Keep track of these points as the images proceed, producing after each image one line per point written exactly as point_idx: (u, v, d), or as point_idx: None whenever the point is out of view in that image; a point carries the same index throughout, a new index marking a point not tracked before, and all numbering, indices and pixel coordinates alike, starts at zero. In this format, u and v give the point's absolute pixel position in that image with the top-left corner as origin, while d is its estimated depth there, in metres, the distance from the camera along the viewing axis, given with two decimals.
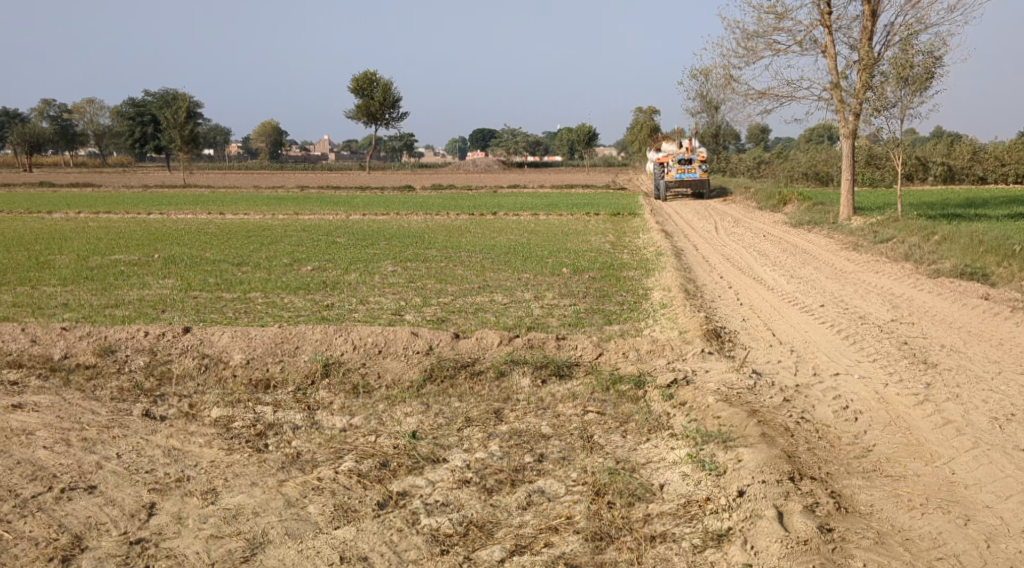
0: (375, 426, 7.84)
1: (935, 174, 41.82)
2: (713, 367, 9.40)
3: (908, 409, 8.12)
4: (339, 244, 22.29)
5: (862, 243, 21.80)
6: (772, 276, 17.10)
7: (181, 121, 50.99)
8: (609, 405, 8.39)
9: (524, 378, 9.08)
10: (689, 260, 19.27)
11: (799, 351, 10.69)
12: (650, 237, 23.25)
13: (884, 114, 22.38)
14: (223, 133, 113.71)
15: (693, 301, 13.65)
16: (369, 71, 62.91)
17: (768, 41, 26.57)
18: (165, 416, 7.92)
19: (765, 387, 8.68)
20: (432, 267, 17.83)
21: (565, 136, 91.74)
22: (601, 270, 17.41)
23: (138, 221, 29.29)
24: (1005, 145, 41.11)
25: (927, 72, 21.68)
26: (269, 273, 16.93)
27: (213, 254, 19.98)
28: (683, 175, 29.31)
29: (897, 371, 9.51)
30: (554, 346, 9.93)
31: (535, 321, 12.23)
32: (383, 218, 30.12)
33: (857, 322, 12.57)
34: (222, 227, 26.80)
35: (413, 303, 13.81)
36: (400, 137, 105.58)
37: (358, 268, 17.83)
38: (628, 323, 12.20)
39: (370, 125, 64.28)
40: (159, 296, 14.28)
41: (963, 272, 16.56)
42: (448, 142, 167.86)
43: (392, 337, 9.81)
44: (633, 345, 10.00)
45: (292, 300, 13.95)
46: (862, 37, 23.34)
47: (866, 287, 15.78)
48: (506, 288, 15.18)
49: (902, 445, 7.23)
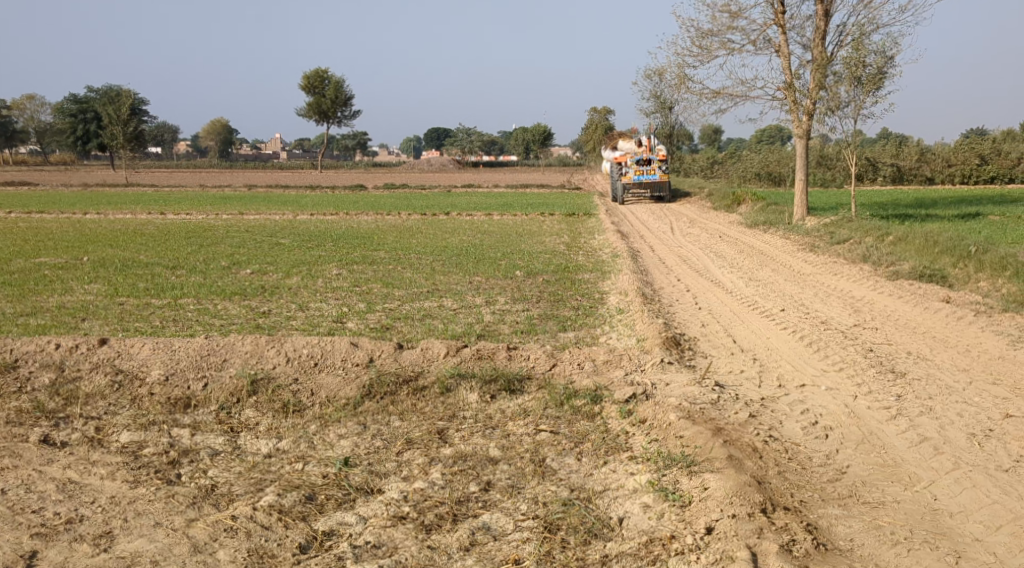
0: (304, 452, 7.18)
1: (885, 174, 41.90)
2: (673, 380, 8.76)
3: (880, 424, 7.57)
4: (283, 246, 21.32)
5: (817, 244, 21.47)
6: (729, 278, 16.65)
7: (124, 117, 49.31)
8: (563, 423, 7.74)
9: (471, 394, 8.42)
10: (645, 262, 18.76)
11: (762, 359, 10.18)
12: (604, 238, 22.70)
13: (837, 114, 22.07)
14: (170, 130, 111.16)
15: (650, 305, 13.08)
16: (321, 69, 61.72)
17: (722, 39, 26.22)
18: (66, 442, 7.26)
19: (730, 402, 8.07)
20: (378, 271, 17.04)
21: (519, 136, 91.11)
22: (555, 273, 16.79)
23: (74, 221, 28.05)
24: (952, 147, 41.29)
25: (881, 72, 21.39)
26: (203, 278, 16.02)
27: (148, 257, 18.96)
28: (641, 177, 28.82)
29: (865, 381, 8.99)
30: (505, 357, 9.29)
31: (485, 329, 11.54)
32: (330, 218, 29.21)
33: (819, 328, 12.06)
34: (160, 228, 25.64)
35: (357, 310, 13.01)
36: (353, 136, 104.45)
37: (301, 272, 16.98)
38: (583, 330, 11.59)
39: (321, 124, 63.04)
40: (81, 303, 13.34)
41: (922, 274, 16.19)
42: (402, 143, 167.07)
43: (329, 347, 9.16)
44: (588, 355, 9.39)
45: (226, 307, 13.10)
46: (815, 36, 23.03)
47: (826, 290, 15.34)
48: (456, 293, 14.47)
49: (878, 466, 6.68)
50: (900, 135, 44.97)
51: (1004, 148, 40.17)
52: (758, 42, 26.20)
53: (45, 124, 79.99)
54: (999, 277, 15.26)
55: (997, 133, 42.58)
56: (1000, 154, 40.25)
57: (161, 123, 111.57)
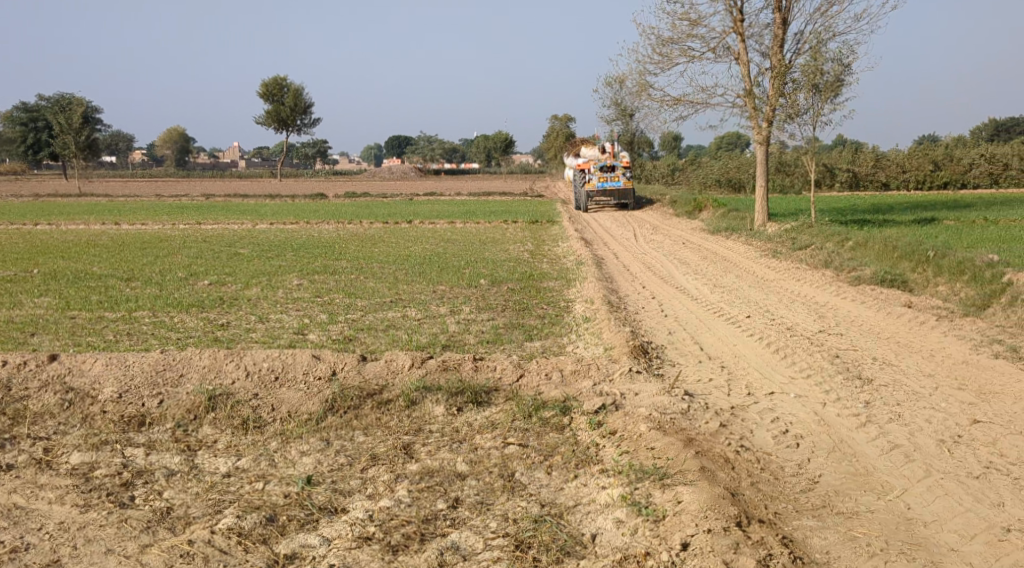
0: (265, 470, 6.99)
1: (841, 180, 42.36)
2: (642, 389, 8.65)
3: (850, 431, 7.52)
4: (242, 256, 20.95)
5: (780, 250, 21.58)
6: (694, 285, 16.65)
7: (78, 126, 48.41)
8: (531, 435, 7.60)
9: (437, 406, 8.25)
10: (609, 269, 18.71)
11: (730, 367, 10.13)
12: (567, 245, 22.66)
13: (796, 121, 22.29)
14: (127, 139, 109.53)
15: (616, 313, 13.00)
16: (279, 76, 61.18)
17: (682, 47, 26.35)
18: (13, 465, 7.14)
19: (700, 411, 7.97)
20: (340, 281, 16.80)
21: (480, 143, 91.00)
22: (519, 281, 16.67)
23: (25, 232, 27.41)
24: (906, 153, 41.97)
25: (838, 79, 21.58)
26: (160, 290, 15.67)
27: (102, 268, 18.54)
28: (606, 183, 28.70)
29: (833, 388, 8.95)
30: (471, 368, 9.13)
31: (451, 339, 11.38)
32: (290, 228, 28.85)
33: (785, 334, 12.03)
34: (115, 239, 25.14)
35: (318, 321, 12.78)
36: (313, 145, 103.66)
37: (260, 282, 16.69)
38: (549, 339, 11.48)
39: (281, 132, 62.46)
40: (31, 317, 12.98)
41: (883, 279, 16.23)
42: (363, 151, 166.16)
43: (290, 360, 8.99)
44: (556, 365, 9.27)
45: (184, 320, 12.80)
46: (773, 44, 23.20)
47: (789, 295, 15.38)
48: (419, 303, 14.28)
49: (851, 474, 6.62)
50: (855, 142, 45.54)
51: (956, 154, 40.76)
52: (717, 50, 26.36)
53: None
54: (958, 281, 15.39)
55: (950, 140, 43.32)
56: (953, 160, 40.83)
57: (116, 132, 109.92)
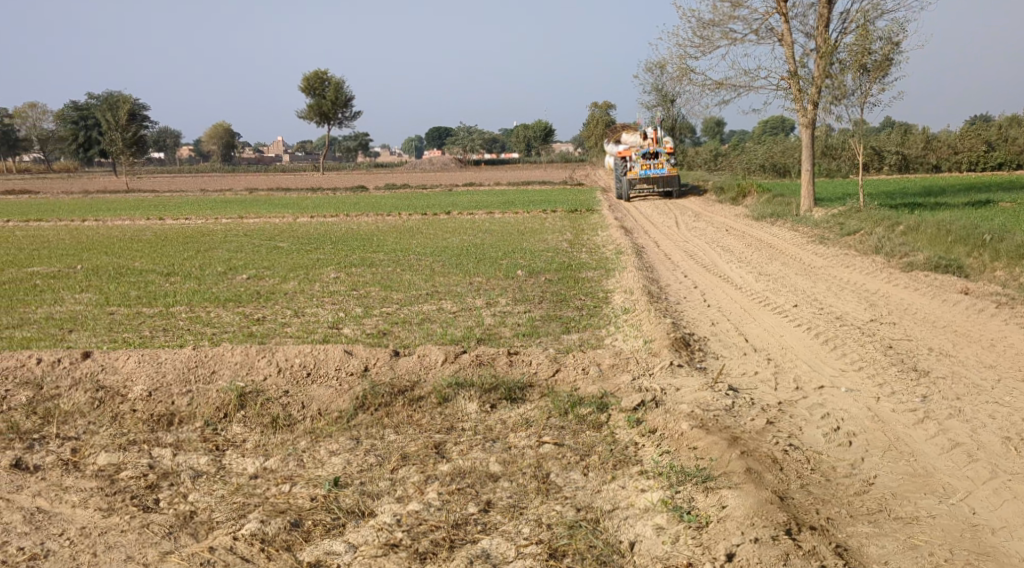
0: (293, 471, 6.75)
1: (890, 163, 41.33)
2: (684, 385, 8.30)
3: (907, 428, 7.09)
4: (280, 249, 20.88)
5: (827, 236, 20.97)
6: (738, 273, 16.18)
7: (123, 123, 48.96)
8: (567, 434, 7.29)
9: (470, 403, 7.97)
10: (650, 258, 18.29)
11: (777, 359, 9.72)
12: (608, 234, 22.24)
13: (843, 103, 21.64)
14: (172, 135, 110.95)
15: (657, 304, 12.62)
16: (320, 70, 61.32)
17: (724, 30, 25.74)
18: (40, 466, 6.89)
19: (745, 407, 7.59)
20: (377, 273, 16.60)
21: (521, 133, 90.70)
22: (558, 271, 16.34)
23: (71, 229, 27.66)
24: (957, 134, 40.81)
25: (886, 58, 20.86)
26: (198, 284, 15.59)
27: (142, 264, 18.57)
28: (648, 172, 27.98)
29: (887, 381, 8.51)
30: (506, 364, 8.85)
31: (486, 332, 11.09)
32: (331, 220, 28.77)
33: (835, 324, 11.56)
34: (157, 234, 25.25)
35: (353, 315, 12.59)
36: (355, 137, 104.20)
37: (298, 276, 16.55)
38: (587, 331, 11.14)
39: (323, 125, 62.64)
40: (69, 314, 12.94)
41: (937, 265, 15.63)
42: (405, 143, 166.92)
43: (322, 356, 8.78)
44: (593, 360, 8.95)
45: (219, 315, 12.66)
46: (818, 24, 22.51)
47: (838, 283, 14.84)
48: (456, 295, 14.01)
49: (908, 475, 6.21)
50: (903, 123, 44.42)
51: (1011, 134, 39.84)
52: (760, 32, 25.69)
53: (48, 131, 79.77)
54: (1017, 265, 14.76)
55: (1003, 120, 42.05)
56: (1007, 141, 39.95)
57: (162, 128, 111.40)
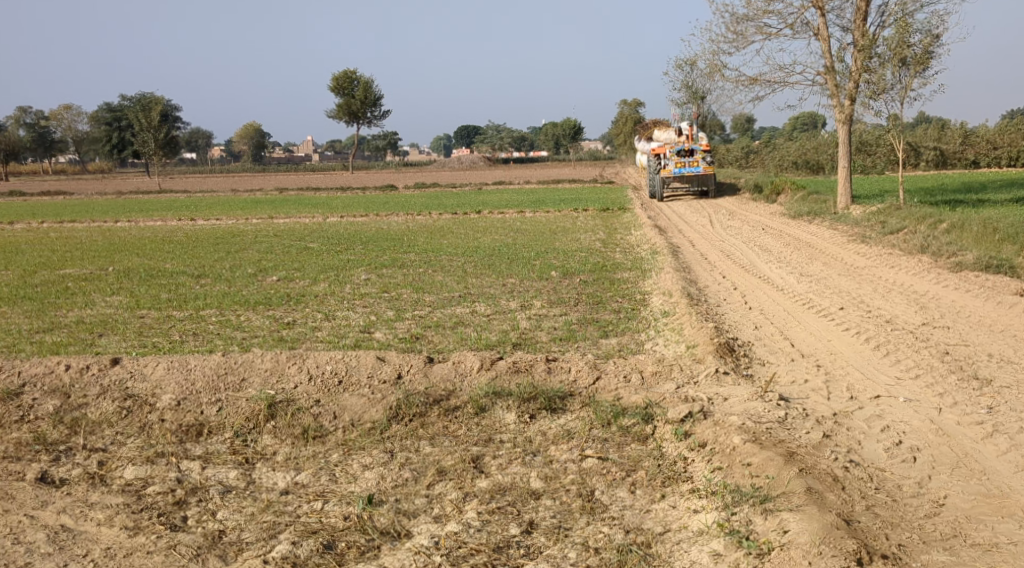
0: (325, 487, 6.43)
1: (927, 159, 40.43)
2: (732, 393, 7.91)
3: (975, 443, 6.71)
4: (311, 250, 20.65)
5: (869, 234, 20.43)
6: (778, 274, 15.71)
7: (155, 124, 49.09)
8: (611, 447, 6.93)
9: (508, 413, 7.64)
10: (687, 258, 17.84)
11: (827, 366, 9.30)
12: (642, 233, 21.81)
13: (881, 98, 20.97)
14: (204, 135, 111.61)
15: (697, 307, 12.21)
16: (349, 70, 61.25)
17: (758, 24, 25.19)
18: (65, 480, 6.58)
19: (798, 419, 7.19)
20: (408, 275, 16.32)
21: (549, 131, 90.19)
22: (593, 272, 15.96)
23: (103, 230, 27.63)
24: (996, 129, 39.95)
25: (927, 51, 20.24)
26: (228, 286, 15.39)
27: (172, 265, 18.45)
28: (684, 169, 27.18)
29: (949, 393, 8.08)
30: (544, 370, 8.50)
31: (522, 336, 10.76)
32: (361, 220, 28.57)
33: (885, 327, 11.11)
34: (189, 235, 25.17)
35: (385, 318, 12.31)
36: (383, 136, 104.29)
37: (328, 278, 16.30)
38: (626, 335, 10.77)
39: (352, 125, 62.62)
40: (99, 318, 12.76)
41: (987, 265, 15.10)
42: (434, 141, 167.40)
43: (355, 363, 8.51)
44: (635, 367, 8.59)
45: (250, 319, 12.42)
46: (855, 17, 21.91)
47: (885, 284, 14.34)
48: (489, 297, 13.69)
49: (983, 495, 5.86)
50: (939, 118, 43.54)
51: None
52: (796, 26, 25.12)
53: (82, 133, 80.40)
54: None
55: None
56: None
57: (194, 129, 112.20)
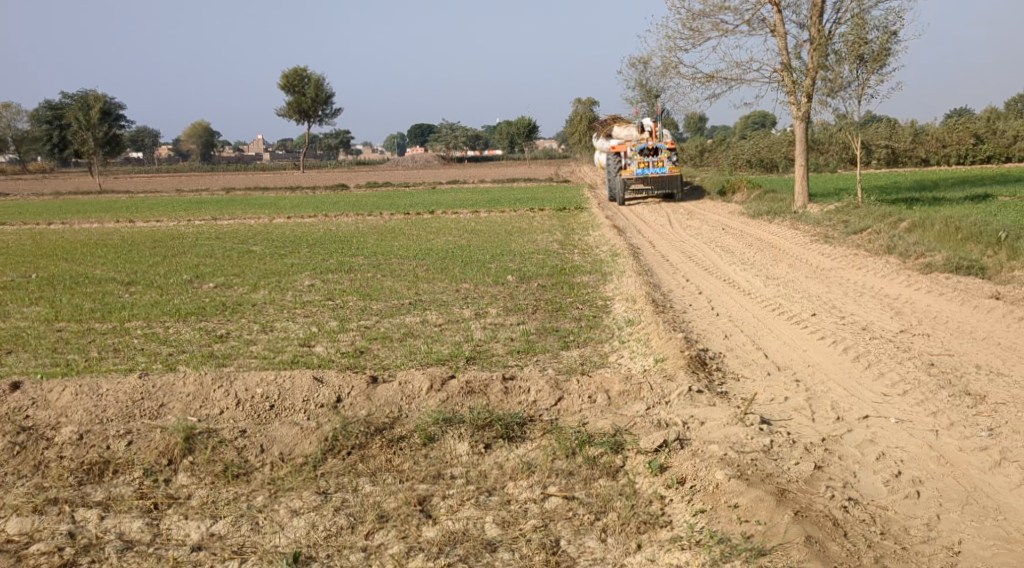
0: (245, 540, 5.57)
1: (878, 157, 40.20)
2: (710, 416, 7.12)
3: (983, 473, 6.02)
4: (253, 254, 19.51)
5: (831, 233, 19.95)
6: (743, 276, 15.03)
7: (95, 122, 47.24)
8: (577, 483, 6.12)
9: (460, 443, 6.74)
10: (647, 259, 17.12)
11: (806, 381, 8.56)
12: (600, 234, 21.09)
13: (840, 96, 20.43)
14: (150, 134, 108.87)
15: (663, 314, 11.42)
16: (300, 67, 59.75)
17: (714, 20, 24.57)
18: None
19: (786, 446, 6.41)
20: (355, 280, 15.32)
21: (503, 129, 89.24)
22: (550, 276, 15.15)
23: (33, 233, 26.10)
24: (945, 127, 40.14)
25: (884, 47, 19.76)
26: (159, 295, 14.28)
27: (102, 271, 17.25)
28: (647, 170, 26.38)
29: (942, 412, 7.41)
30: (500, 392, 7.62)
31: (476, 349, 9.89)
32: (309, 221, 27.46)
33: (861, 335, 10.44)
34: (125, 238, 23.76)
35: (328, 329, 11.34)
36: (335, 135, 102.75)
37: (269, 284, 15.24)
38: (589, 346, 9.98)
39: (302, 123, 61.12)
40: (11, 332, 11.59)
41: (956, 266, 14.59)
42: (387, 140, 165.71)
43: (290, 385, 7.55)
44: (601, 385, 7.76)
45: (178, 331, 11.35)
46: (812, 13, 21.36)
47: (855, 287, 13.71)
48: (441, 305, 12.79)
49: (1004, 540, 5.26)
50: (889, 117, 43.57)
51: (999, 127, 39.31)
52: (751, 22, 24.53)
53: (22, 132, 77.52)
54: None
55: (986, 113, 41.45)
56: (995, 134, 39.33)
57: (140, 127, 109.27)
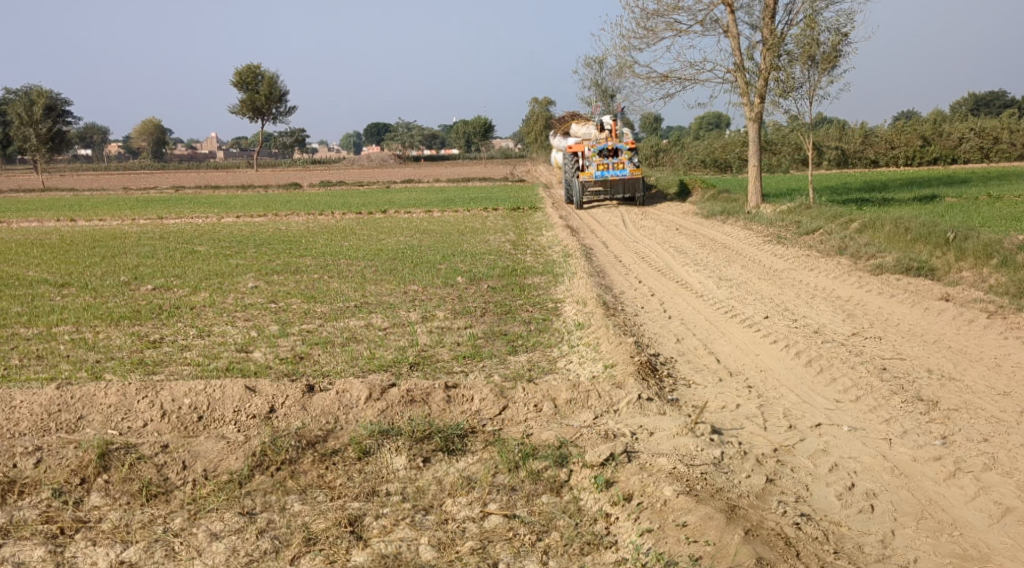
0: None
1: (829, 158, 40.39)
2: (660, 425, 6.84)
3: (938, 485, 5.82)
4: (198, 254, 18.88)
5: (782, 233, 19.90)
6: (696, 278, 14.83)
7: (38, 118, 45.88)
8: (519, 499, 5.82)
9: (398, 457, 6.37)
10: (601, 261, 16.87)
11: (758, 387, 8.33)
12: (553, 234, 20.84)
13: (791, 97, 20.35)
14: (99, 130, 106.62)
15: (614, 317, 11.16)
16: (253, 64, 58.71)
17: (668, 20, 24.42)
18: None
19: (738, 458, 6.15)
20: (301, 282, 14.82)
21: (458, 129, 88.60)
22: (501, 277, 14.81)
23: None
24: (893, 129, 40.60)
25: (835, 49, 19.71)
26: (93, 298, 13.67)
27: (36, 273, 16.51)
28: (606, 171, 25.66)
29: (896, 419, 7.20)
30: (442, 401, 7.27)
31: (421, 354, 9.52)
32: (257, 220, 26.82)
33: (814, 339, 10.25)
34: (65, 237, 22.94)
35: (267, 333, 10.89)
36: (289, 133, 101.54)
37: (211, 286, 14.69)
38: (537, 351, 9.66)
39: (255, 120, 60.07)
40: None
41: (907, 267, 14.53)
42: (343, 139, 164.41)
43: (219, 395, 7.14)
44: (548, 393, 7.45)
45: (108, 337, 10.80)
46: (764, 15, 21.27)
47: (808, 289, 13.57)
48: (388, 307, 12.42)
49: (960, 558, 5.07)
50: (839, 118, 43.92)
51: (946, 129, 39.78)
52: (705, 23, 24.44)
53: None
54: (987, 268, 13.88)
55: (933, 115, 41.98)
56: (942, 136, 39.79)
57: (89, 124, 106.87)
